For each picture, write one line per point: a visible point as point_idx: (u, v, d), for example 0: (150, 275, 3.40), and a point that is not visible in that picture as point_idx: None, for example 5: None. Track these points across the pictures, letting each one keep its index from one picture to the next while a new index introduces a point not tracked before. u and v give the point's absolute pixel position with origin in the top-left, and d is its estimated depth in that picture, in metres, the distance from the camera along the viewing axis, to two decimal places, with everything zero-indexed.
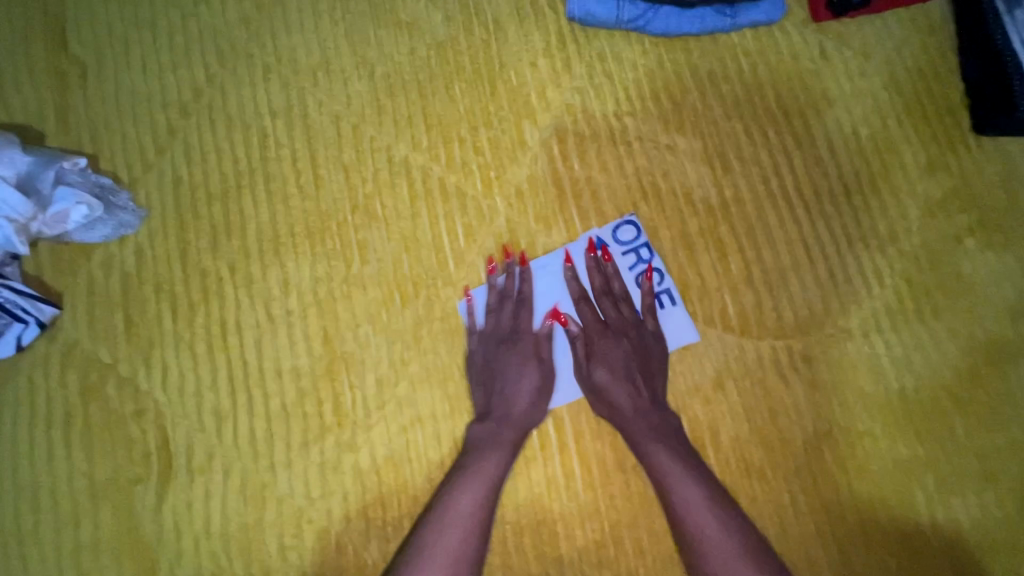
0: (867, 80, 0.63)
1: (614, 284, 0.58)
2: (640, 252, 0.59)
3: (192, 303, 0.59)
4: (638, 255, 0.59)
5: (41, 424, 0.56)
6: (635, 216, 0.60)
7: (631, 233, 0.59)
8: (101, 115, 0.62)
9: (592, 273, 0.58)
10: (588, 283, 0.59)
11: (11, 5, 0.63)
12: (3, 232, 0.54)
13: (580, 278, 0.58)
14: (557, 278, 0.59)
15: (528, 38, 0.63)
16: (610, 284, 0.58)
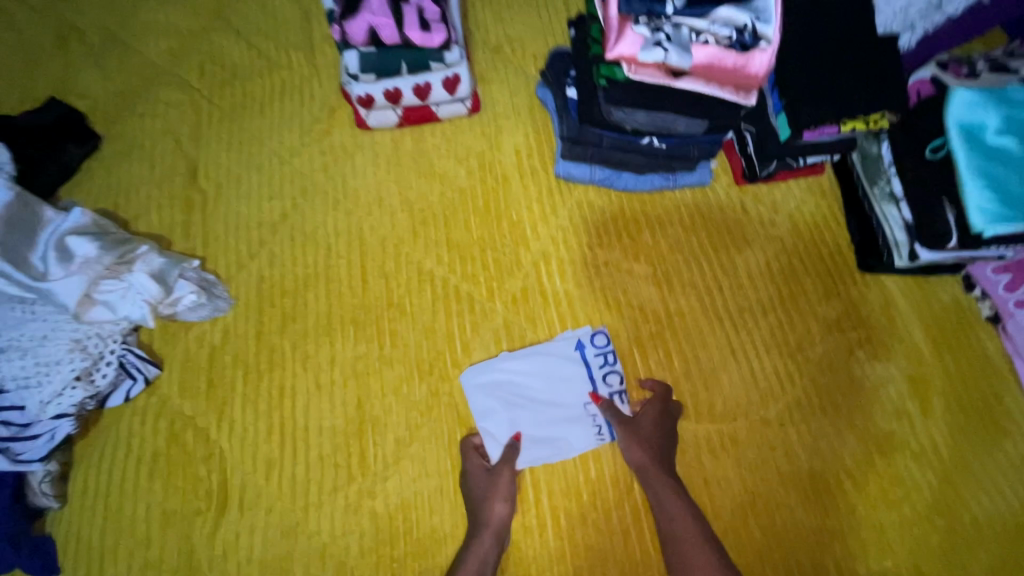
0: (777, 229, 0.85)
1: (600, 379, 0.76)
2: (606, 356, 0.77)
3: (260, 372, 0.77)
4: (605, 357, 0.77)
5: (133, 461, 0.72)
6: (604, 327, 0.79)
7: (603, 340, 0.78)
8: (211, 229, 0.84)
9: (569, 368, 0.77)
10: (563, 374, 0.76)
11: (158, 148, 0.88)
12: (139, 310, 0.71)
13: (561, 370, 0.76)
14: (540, 366, 0.76)
15: (527, 188, 0.87)
16: (579, 379, 0.76)
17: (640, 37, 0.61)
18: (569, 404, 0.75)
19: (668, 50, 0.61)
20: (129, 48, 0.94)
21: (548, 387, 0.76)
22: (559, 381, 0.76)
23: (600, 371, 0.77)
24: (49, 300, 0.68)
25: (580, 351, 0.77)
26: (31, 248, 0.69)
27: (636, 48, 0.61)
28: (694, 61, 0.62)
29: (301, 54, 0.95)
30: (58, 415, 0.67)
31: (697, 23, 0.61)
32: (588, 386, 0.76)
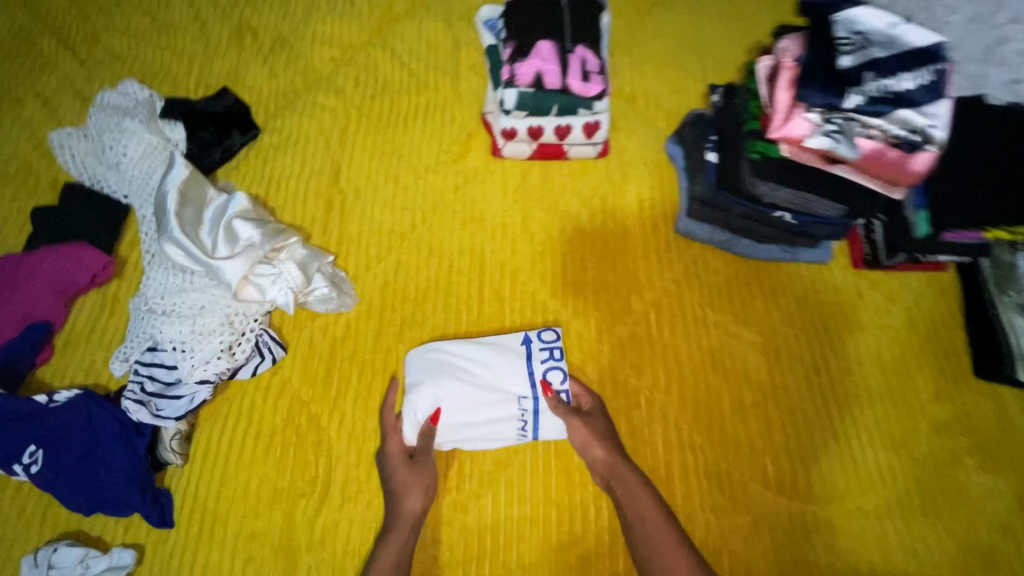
0: (892, 318, 0.85)
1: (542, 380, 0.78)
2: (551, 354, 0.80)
3: (375, 370, 0.82)
4: (551, 356, 0.80)
5: (251, 435, 0.77)
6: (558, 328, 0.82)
7: (551, 337, 0.81)
8: (347, 228, 0.90)
9: (510, 360, 0.80)
10: (505, 368, 0.79)
11: (308, 146, 0.95)
12: (284, 296, 0.76)
13: (505, 361, 0.80)
14: (484, 356, 0.80)
15: (646, 238, 0.90)
16: (518, 372, 0.79)
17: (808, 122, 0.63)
18: (500, 394, 0.78)
19: (835, 139, 0.62)
20: (295, 51, 1.03)
21: (487, 376, 0.79)
22: (496, 371, 0.79)
23: (538, 367, 0.79)
24: (209, 274, 0.74)
25: (524, 347, 0.81)
26: (202, 225, 0.78)
27: (802, 130, 0.63)
28: (857, 152, 0.63)
29: (448, 77, 1.01)
30: (201, 380, 0.73)
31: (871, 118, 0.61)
32: (524, 379, 0.79)
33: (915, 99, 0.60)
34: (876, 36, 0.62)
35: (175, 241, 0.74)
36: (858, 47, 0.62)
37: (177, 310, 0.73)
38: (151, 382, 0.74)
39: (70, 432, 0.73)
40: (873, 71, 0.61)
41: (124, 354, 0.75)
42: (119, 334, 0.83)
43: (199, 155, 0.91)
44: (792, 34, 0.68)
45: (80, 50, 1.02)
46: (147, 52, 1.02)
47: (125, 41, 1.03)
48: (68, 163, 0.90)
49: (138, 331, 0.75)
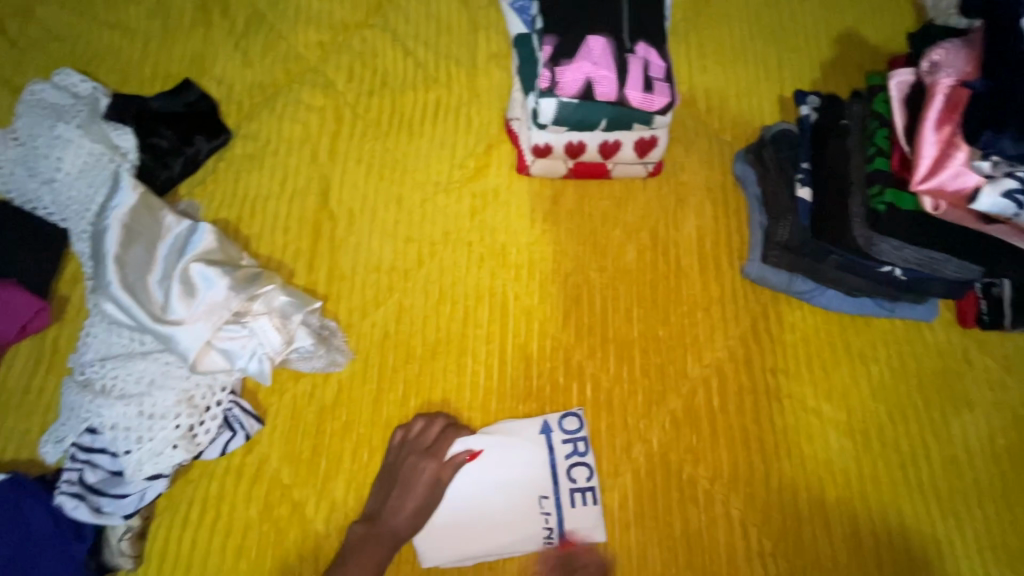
0: (1007, 392, 0.69)
1: (564, 468, 0.65)
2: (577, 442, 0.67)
3: (372, 447, 0.67)
4: (575, 445, 0.66)
5: (220, 530, 0.63)
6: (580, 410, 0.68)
7: (574, 424, 0.67)
8: (338, 264, 0.73)
9: (531, 455, 0.66)
10: (536, 455, 0.66)
11: (290, 156, 0.77)
12: (259, 365, 0.61)
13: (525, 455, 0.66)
14: (508, 444, 0.66)
15: (707, 284, 0.72)
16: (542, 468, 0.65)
17: (969, 178, 0.47)
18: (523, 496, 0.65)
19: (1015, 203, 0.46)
20: (274, 32, 0.83)
21: (503, 477, 0.65)
22: (515, 471, 0.65)
23: (562, 457, 0.66)
24: (160, 340, 0.58)
25: (543, 437, 0.66)
26: (153, 270, 0.61)
27: (958, 186, 0.47)
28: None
29: (464, 70, 0.82)
30: (151, 476, 0.58)
31: None
32: (548, 476, 0.65)
33: None
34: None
35: (115, 297, 0.58)
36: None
37: (120, 385, 0.58)
38: (87, 477, 0.58)
39: None
40: None
41: (57, 436, 0.60)
42: (58, 393, 0.68)
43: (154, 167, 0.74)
44: (956, 40, 0.49)
45: (8, 24, 0.83)
46: (92, 30, 0.83)
47: (65, 16, 0.84)
48: None
49: (70, 408, 0.59)
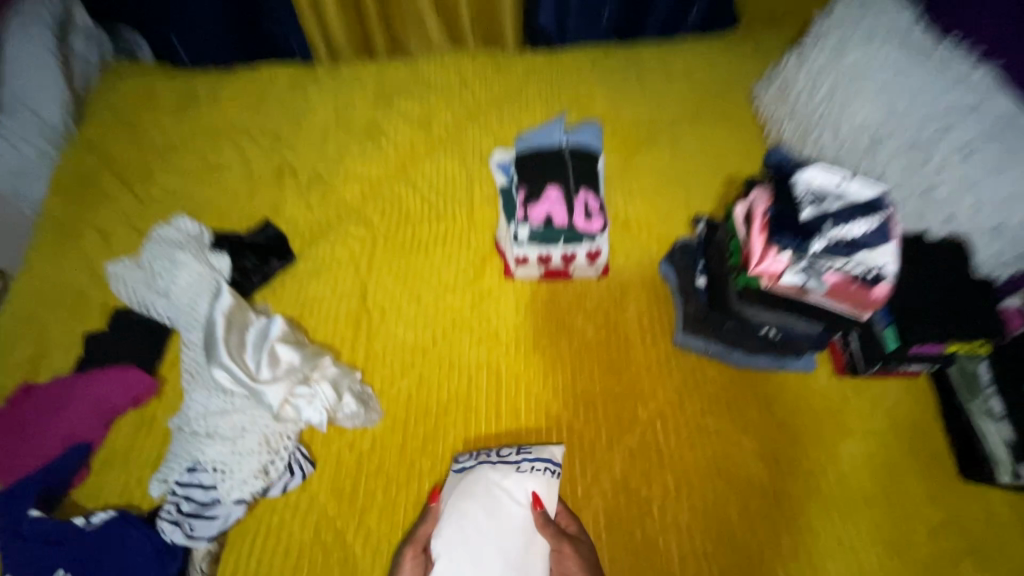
0: (877, 421, 0.92)
1: (503, 461, 0.84)
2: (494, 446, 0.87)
3: (400, 484, 0.86)
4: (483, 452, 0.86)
5: (280, 555, 0.79)
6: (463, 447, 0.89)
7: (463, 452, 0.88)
8: (373, 346, 0.98)
9: (487, 471, 0.82)
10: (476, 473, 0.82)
11: (339, 270, 1.06)
12: (318, 416, 0.83)
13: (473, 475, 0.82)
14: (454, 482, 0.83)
15: (647, 351, 0.98)
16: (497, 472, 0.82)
17: (780, 261, 0.74)
18: (516, 499, 0.80)
19: (804, 275, 0.74)
20: (329, 186, 1.18)
21: (479, 495, 0.79)
22: (483, 485, 0.80)
23: (496, 457, 0.84)
24: (250, 395, 0.81)
25: (466, 468, 0.84)
26: (247, 350, 0.86)
27: (775, 269, 0.75)
28: (825, 285, 0.75)
29: (464, 208, 1.15)
30: (237, 500, 0.77)
31: (836, 259, 0.73)
32: (505, 469, 0.82)
33: (866, 241, 0.74)
34: (827, 190, 0.77)
35: (222, 365, 0.82)
36: (814, 201, 0.75)
37: (220, 431, 0.79)
38: (186, 503, 0.77)
39: (104, 553, 0.76)
40: (829, 221, 0.73)
41: (163, 476, 0.80)
42: (153, 452, 0.87)
43: (241, 281, 1.02)
44: (760, 185, 0.80)
45: (137, 187, 1.16)
46: (197, 188, 1.16)
47: (178, 179, 1.17)
48: (121, 290, 0.99)
49: (178, 451, 0.80)
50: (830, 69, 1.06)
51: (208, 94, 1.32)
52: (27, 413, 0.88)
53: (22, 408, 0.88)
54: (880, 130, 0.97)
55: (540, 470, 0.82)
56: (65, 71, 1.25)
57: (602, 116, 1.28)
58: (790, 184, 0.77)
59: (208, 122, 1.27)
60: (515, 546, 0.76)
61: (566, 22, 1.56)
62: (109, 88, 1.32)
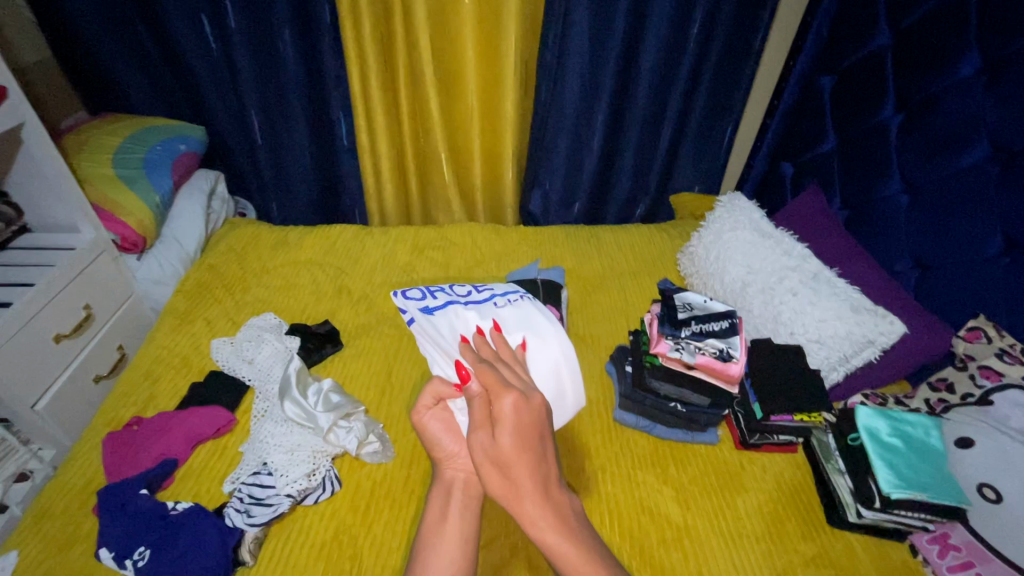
0: (767, 482, 1.20)
1: (467, 297, 1.06)
2: (463, 296, 1.07)
3: (402, 504, 1.12)
4: (433, 293, 1.06)
5: (306, 546, 1.05)
6: (396, 292, 1.05)
7: (413, 294, 1.06)
8: (392, 409, 1.32)
9: (468, 307, 1.02)
10: (447, 307, 1.03)
11: (374, 357, 1.46)
12: (351, 444, 1.17)
13: (456, 318, 0.99)
14: (448, 326, 0.99)
15: (595, 421, 1.30)
16: (484, 308, 1.02)
17: (664, 343, 1.21)
18: (518, 318, 1.01)
19: (682, 352, 1.20)
20: (372, 303, 1.64)
21: (484, 319, 0.99)
22: (479, 312, 1.01)
23: (454, 293, 1.07)
24: (308, 424, 1.19)
25: (431, 305, 1.03)
26: (309, 395, 1.24)
27: (663, 348, 1.22)
28: (696, 360, 1.18)
29: None
30: (287, 494, 1.08)
31: (699, 343, 1.19)
32: (484, 304, 1.04)
33: (720, 333, 1.20)
34: (697, 304, 1.30)
35: (292, 400, 1.21)
36: (686, 308, 1.28)
37: (284, 445, 1.15)
38: (249, 496, 1.07)
39: (178, 532, 1.02)
40: (695, 320, 1.24)
41: (234, 477, 1.13)
42: (219, 469, 1.17)
43: (304, 358, 1.42)
44: (657, 301, 1.31)
45: (237, 294, 1.63)
46: (278, 299, 1.63)
47: (266, 292, 1.65)
48: (219, 358, 1.39)
49: (249, 462, 1.15)
50: (716, 239, 1.59)
51: (296, 239, 1.88)
52: (135, 433, 1.20)
53: (133, 433, 1.20)
54: (749, 275, 1.44)
55: (516, 298, 1.07)
56: (205, 218, 1.83)
57: (570, 268, 1.81)
58: (672, 299, 1.29)
59: (293, 256, 1.80)
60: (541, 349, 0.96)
61: (549, 209, 2.22)
62: (228, 230, 1.89)
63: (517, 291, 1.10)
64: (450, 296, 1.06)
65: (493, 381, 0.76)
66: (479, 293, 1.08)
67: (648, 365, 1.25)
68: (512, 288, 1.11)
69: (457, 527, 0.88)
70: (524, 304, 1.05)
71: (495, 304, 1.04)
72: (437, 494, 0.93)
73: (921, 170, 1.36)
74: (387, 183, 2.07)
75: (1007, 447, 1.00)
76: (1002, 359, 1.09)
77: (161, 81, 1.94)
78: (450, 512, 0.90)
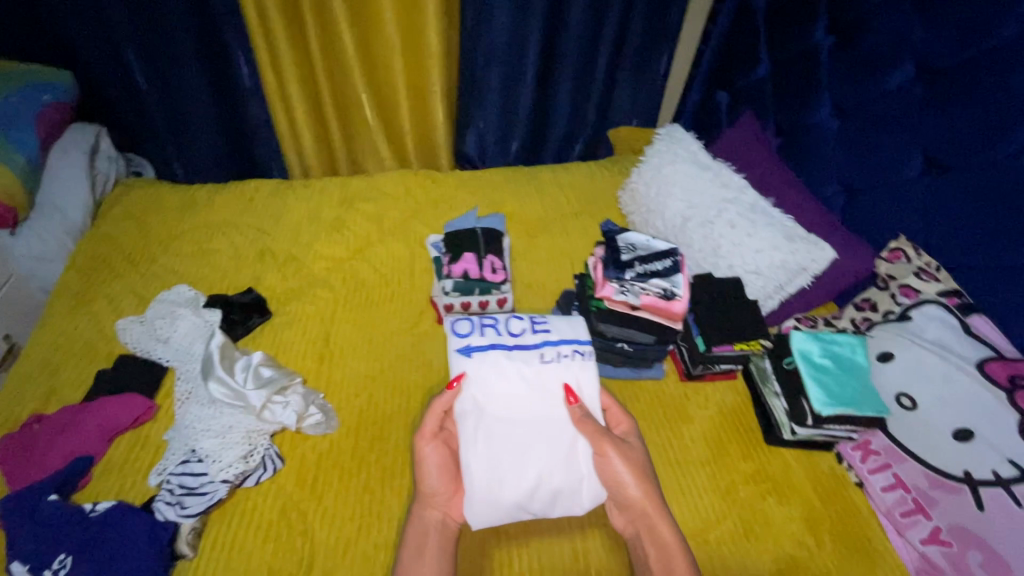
0: (709, 410, 1.25)
1: (519, 333, 1.06)
2: (514, 335, 1.06)
3: (351, 473, 1.08)
4: (480, 325, 1.07)
5: (250, 528, 0.99)
6: (454, 321, 1.08)
7: (465, 327, 1.06)
8: (335, 376, 1.25)
9: (509, 357, 1.03)
10: (491, 346, 1.04)
11: (308, 322, 1.37)
12: (291, 420, 1.09)
13: (497, 364, 1.02)
14: (483, 372, 1.01)
15: None
16: (528, 359, 1.03)
17: (609, 286, 1.18)
18: (558, 382, 1.02)
19: (626, 294, 1.18)
20: (300, 264, 1.52)
21: (522, 378, 1.02)
22: (520, 366, 1.02)
23: (506, 330, 1.07)
24: (238, 402, 1.09)
25: (477, 342, 1.04)
26: (237, 372, 1.14)
27: (608, 291, 1.18)
28: (640, 300, 1.17)
29: (407, 276, 1.51)
30: (223, 479, 1.00)
31: (643, 283, 1.17)
32: (531, 352, 1.04)
33: (663, 272, 1.19)
34: (640, 244, 1.26)
35: (217, 379, 1.10)
36: (629, 249, 1.24)
37: (212, 428, 1.06)
38: (180, 487, 0.99)
39: (102, 535, 0.93)
40: (639, 261, 1.21)
41: (160, 468, 1.03)
42: (143, 461, 1.07)
43: (228, 332, 1.30)
44: (600, 243, 1.27)
45: (143, 267, 1.45)
46: (192, 268, 1.47)
47: (178, 262, 1.48)
48: (129, 340, 1.25)
49: (175, 450, 1.05)
50: (656, 174, 1.56)
51: (206, 198, 1.68)
52: (38, 432, 1.07)
53: (34, 433, 1.07)
54: (689, 210, 1.44)
55: (573, 353, 1.04)
56: (91, 183, 1.60)
57: (511, 213, 1.74)
58: (615, 240, 1.25)
59: (205, 218, 1.62)
60: (559, 444, 0.98)
61: (485, 152, 2.10)
62: (123, 193, 1.66)
63: (574, 343, 1.06)
64: (498, 336, 1.05)
65: (615, 409, 1.07)
66: (532, 334, 1.06)
67: (595, 311, 1.21)
68: (578, 335, 1.07)
69: (434, 567, 0.91)
70: (571, 366, 1.03)
71: (544, 356, 1.03)
72: (413, 533, 0.95)
73: (851, 95, 1.36)
74: (304, 131, 1.87)
75: (922, 358, 1.08)
76: (920, 277, 1.17)
77: (7, 18, 1.61)
78: (425, 547, 0.93)
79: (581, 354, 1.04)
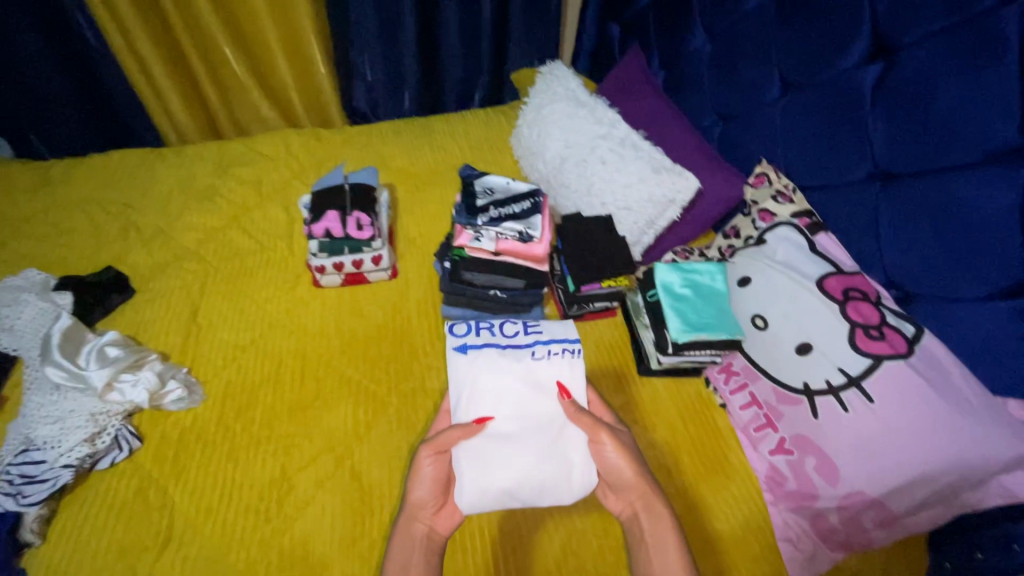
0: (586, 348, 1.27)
1: (518, 334, 1.00)
2: (509, 336, 0.99)
3: (213, 444, 1.06)
4: (473, 327, 1.00)
5: (102, 508, 0.97)
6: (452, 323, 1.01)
7: (462, 328, 0.99)
8: (202, 349, 1.21)
9: (500, 355, 0.95)
10: (487, 348, 0.97)
11: (174, 296, 1.31)
12: (142, 398, 1.04)
13: (493, 368, 0.94)
14: (474, 375, 0.94)
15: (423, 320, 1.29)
16: (523, 359, 0.95)
17: (464, 234, 1.19)
18: (552, 380, 0.95)
19: (481, 240, 1.18)
20: (169, 238, 1.44)
21: (513, 376, 0.94)
22: (510, 366, 0.94)
23: (502, 331, 1.00)
24: (78, 384, 1.04)
25: (472, 343, 0.97)
26: (81, 354, 1.08)
27: (464, 240, 1.19)
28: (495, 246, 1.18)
29: (285, 241, 1.44)
30: (65, 464, 0.97)
31: (495, 228, 1.18)
32: (524, 350, 0.97)
33: (519, 215, 1.20)
34: (497, 189, 1.26)
35: (54, 363, 1.05)
36: (486, 194, 1.23)
37: (53, 415, 1.01)
38: (19, 476, 0.94)
39: None
40: (494, 206, 1.21)
41: None
42: None
43: (84, 314, 1.23)
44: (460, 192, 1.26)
45: None
46: (46, 250, 1.38)
47: (30, 246, 1.38)
48: None
49: (15, 440, 1.00)
50: (537, 115, 1.52)
51: (62, 175, 1.55)
52: None
53: None
54: (566, 150, 1.40)
55: (565, 351, 0.97)
56: None
57: (399, 167, 1.67)
58: (472, 187, 1.24)
59: (61, 197, 1.50)
60: (548, 437, 0.91)
61: (378, 105, 2.00)
62: None
63: (567, 341, 0.98)
64: (492, 336, 0.99)
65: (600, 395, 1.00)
66: (527, 335, 1.00)
67: (457, 260, 1.20)
68: (570, 333, 0.99)
69: None
70: (564, 364, 0.96)
71: (537, 354, 0.96)
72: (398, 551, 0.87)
73: (718, 18, 1.33)
74: (171, 95, 1.73)
75: (775, 282, 1.09)
76: (776, 200, 1.17)
77: None
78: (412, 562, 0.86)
79: (573, 351, 0.97)
